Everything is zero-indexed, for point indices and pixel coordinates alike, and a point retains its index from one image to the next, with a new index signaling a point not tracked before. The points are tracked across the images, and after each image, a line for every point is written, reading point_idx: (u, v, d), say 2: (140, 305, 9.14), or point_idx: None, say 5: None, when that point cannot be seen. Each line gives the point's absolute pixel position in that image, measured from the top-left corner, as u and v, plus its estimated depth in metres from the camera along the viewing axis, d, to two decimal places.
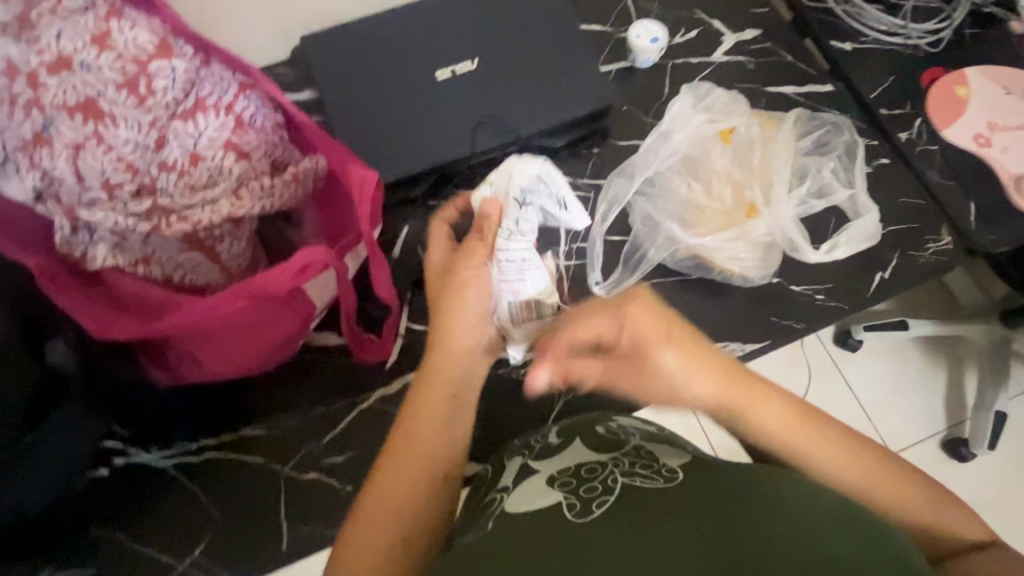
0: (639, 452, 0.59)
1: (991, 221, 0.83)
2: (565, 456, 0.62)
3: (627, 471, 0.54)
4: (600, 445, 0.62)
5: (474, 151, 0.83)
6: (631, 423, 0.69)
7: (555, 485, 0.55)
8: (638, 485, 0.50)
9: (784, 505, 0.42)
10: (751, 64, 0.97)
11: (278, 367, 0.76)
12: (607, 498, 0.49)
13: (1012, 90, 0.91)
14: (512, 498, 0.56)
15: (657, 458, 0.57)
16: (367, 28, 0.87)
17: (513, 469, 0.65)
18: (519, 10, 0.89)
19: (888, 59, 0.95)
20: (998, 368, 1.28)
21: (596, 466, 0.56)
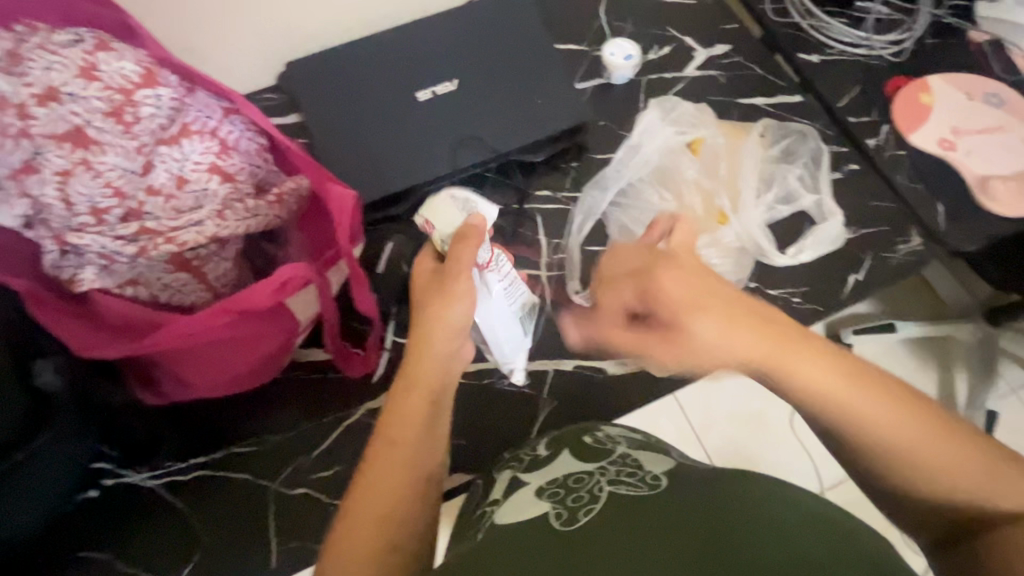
0: (626, 460, 0.60)
1: (959, 221, 0.86)
2: (554, 466, 0.63)
3: (614, 480, 0.55)
4: (588, 455, 0.63)
5: (455, 168, 0.86)
6: (619, 432, 0.70)
7: (544, 497, 0.56)
8: (623, 492, 0.52)
9: (757, 512, 0.43)
10: (722, 79, 1.00)
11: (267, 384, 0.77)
12: (593, 506, 0.50)
13: (974, 95, 0.95)
14: (501, 510, 0.57)
15: (643, 466, 0.58)
16: (347, 54, 0.90)
17: (504, 479, 0.66)
18: (494, 34, 0.92)
19: (854, 70, 0.98)
20: (986, 366, 1.29)
21: (583, 476, 0.57)
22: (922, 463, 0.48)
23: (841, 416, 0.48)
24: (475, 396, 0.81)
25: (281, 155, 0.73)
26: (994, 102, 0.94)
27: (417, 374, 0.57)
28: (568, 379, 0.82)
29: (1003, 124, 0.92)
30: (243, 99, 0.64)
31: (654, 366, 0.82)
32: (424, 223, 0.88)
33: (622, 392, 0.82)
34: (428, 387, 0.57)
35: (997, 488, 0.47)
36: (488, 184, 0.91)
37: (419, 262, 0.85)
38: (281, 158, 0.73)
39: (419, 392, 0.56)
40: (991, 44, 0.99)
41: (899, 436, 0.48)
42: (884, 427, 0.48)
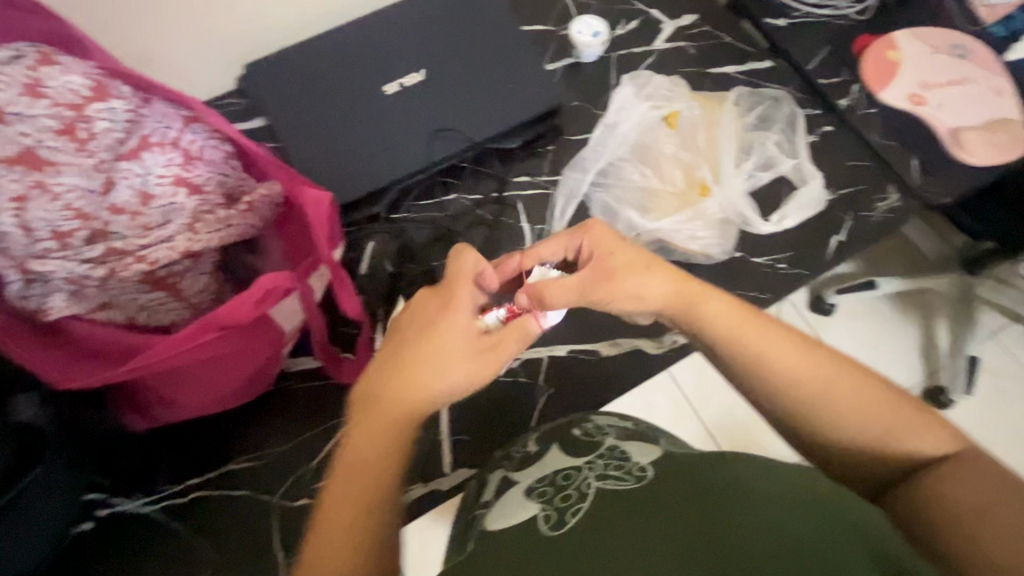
0: (614, 452, 0.58)
1: (934, 174, 0.87)
2: (545, 463, 0.61)
3: (602, 474, 0.53)
4: (577, 447, 0.62)
5: (432, 160, 0.83)
6: (609, 421, 0.69)
7: (532, 497, 0.55)
8: (613, 488, 0.49)
9: (747, 488, 0.44)
10: (692, 49, 0.99)
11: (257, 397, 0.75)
12: (581, 507, 0.48)
13: (939, 48, 0.96)
14: (491, 517, 0.55)
15: (630, 457, 0.56)
16: (308, 52, 0.88)
17: (495, 483, 0.65)
18: (458, 20, 0.90)
19: (821, 32, 0.99)
20: (965, 314, 1.32)
21: (571, 472, 0.55)
22: (853, 415, 0.51)
23: (760, 366, 0.53)
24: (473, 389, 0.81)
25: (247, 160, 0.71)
26: (958, 55, 0.96)
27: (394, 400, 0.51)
28: (564, 365, 0.82)
29: (968, 76, 0.94)
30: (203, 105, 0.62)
31: (647, 344, 0.82)
32: (406, 219, 0.86)
33: (620, 373, 0.82)
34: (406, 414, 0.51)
35: (903, 430, 0.51)
36: (467, 174, 0.89)
37: (404, 261, 0.83)
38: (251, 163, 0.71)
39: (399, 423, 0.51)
40: None
41: (827, 389, 0.51)
42: (788, 361, 0.52)
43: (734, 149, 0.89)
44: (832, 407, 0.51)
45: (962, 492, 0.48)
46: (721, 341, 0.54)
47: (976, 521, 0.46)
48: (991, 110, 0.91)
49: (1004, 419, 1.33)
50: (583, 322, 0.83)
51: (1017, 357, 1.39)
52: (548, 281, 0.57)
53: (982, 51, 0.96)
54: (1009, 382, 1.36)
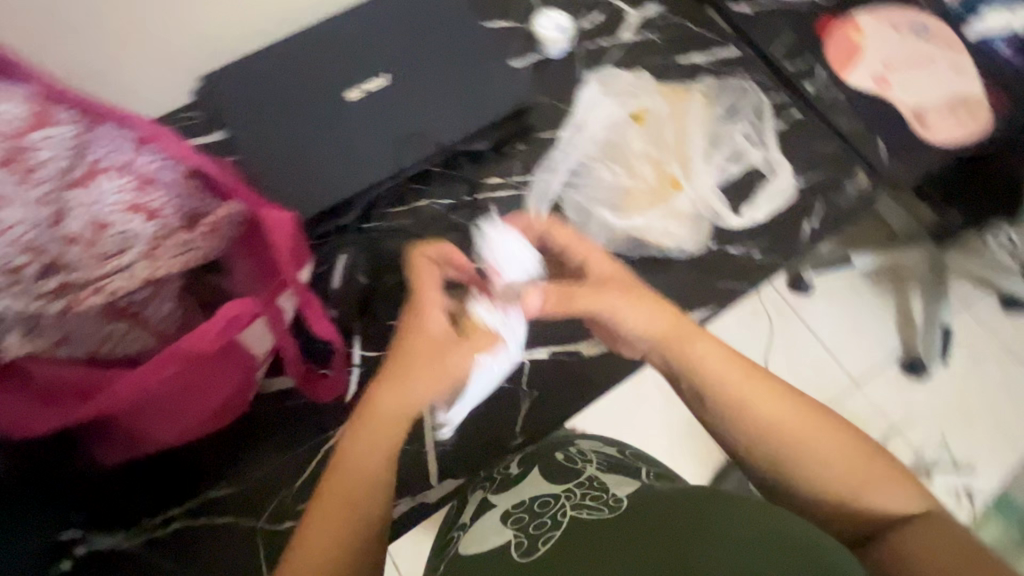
0: (593, 481, 0.61)
1: (900, 155, 0.88)
2: (521, 489, 0.66)
3: (577, 504, 0.56)
4: (556, 475, 0.66)
5: (401, 167, 0.82)
6: (592, 446, 0.75)
7: (509, 524, 0.59)
8: (585, 517, 0.52)
9: (727, 528, 0.43)
10: (658, 39, 0.98)
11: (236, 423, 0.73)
12: (552, 534, 0.52)
13: (900, 29, 0.97)
14: (466, 543, 0.60)
15: (608, 488, 0.59)
16: (265, 62, 0.85)
17: (474, 504, 0.70)
18: (419, 21, 0.88)
19: (785, 16, 0.98)
20: (937, 286, 1.35)
21: (549, 500, 0.60)
22: (821, 457, 0.56)
23: (739, 407, 0.58)
24: None
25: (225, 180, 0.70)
26: (919, 34, 0.96)
27: (380, 416, 0.58)
28: (545, 368, 0.81)
29: (930, 55, 0.95)
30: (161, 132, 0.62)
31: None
32: (378, 228, 0.84)
33: (598, 372, 0.81)
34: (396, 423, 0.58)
35: (875, 487, 0.54)
36: (438, 179, 0.87)
37: (378, 271, 0.81)
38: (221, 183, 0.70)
39: (384, 439, 0.58)
40: None
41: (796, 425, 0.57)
42: (767, 407, 0.58)
43: (707, 140, 0.92)
44: (800, 442, 0.56)
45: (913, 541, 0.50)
46: (708, 375, 0.59)
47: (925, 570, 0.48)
48: (952, 89, 0.92)
49: (978, 386, 1.37)
50: (562, 323, 0.82)
51: (990, 326, 1.42)
52: (575, 288, 0.64)
53: (942, 29, 0.97)
54: (982, 350, 1.40)
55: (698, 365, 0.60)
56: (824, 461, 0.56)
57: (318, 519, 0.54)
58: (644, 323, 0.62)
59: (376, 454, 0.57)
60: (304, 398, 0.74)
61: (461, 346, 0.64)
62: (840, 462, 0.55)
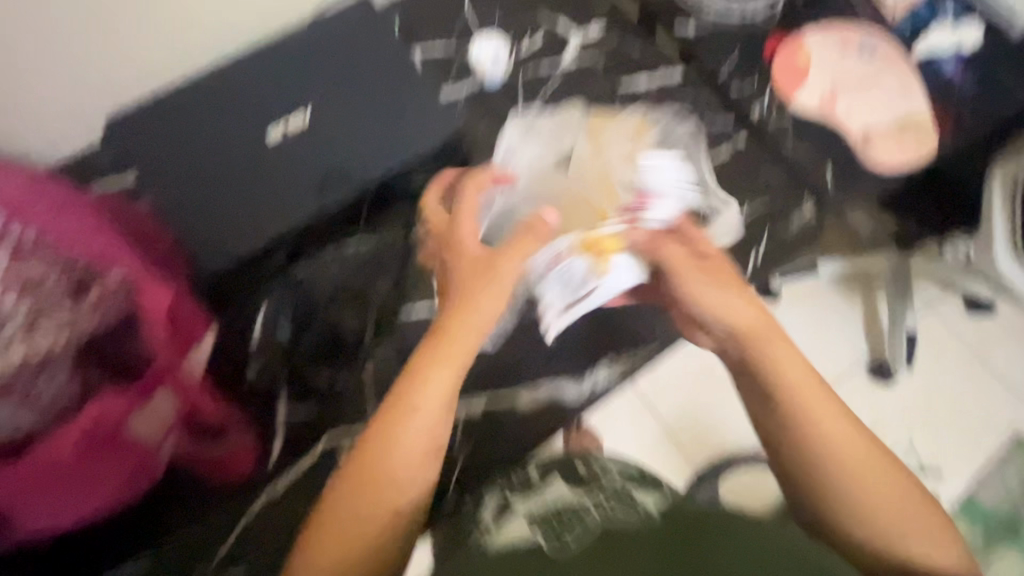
0: (617, 490, 0.56)
1: (849, 183, 0.86)
2: (544, 495, 0.58)
3: (603, 511, 0.53)
4: (574, 479, 0.59)
5: (324, 209, 0.76)
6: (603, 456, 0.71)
7: (534, 523, 0.54)
8: (615, 524, 0.50)
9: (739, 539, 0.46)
10: (600, 66, 0.96)
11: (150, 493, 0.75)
12: (578, 531, 0.50)
13: (848, 48, 0.94)
14: (498, 535, 0.54)
15: (631, 497, 0.55)
16: (179, 99, 0.80)
17: (473, 502, 0.64)
18: (344, 54, 0.83)
19: (731, 34, 0.95)
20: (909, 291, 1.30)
21: (570, 503, 0.55)
22: (879, 501, 0.49)
23: (822, 446, 0.51)
24: None
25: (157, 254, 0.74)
26: (867, 54, 0.94)
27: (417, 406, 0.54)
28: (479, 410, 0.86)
29: (876, 76, 0.93)
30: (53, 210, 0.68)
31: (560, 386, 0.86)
32: (304, 276, 0.79)
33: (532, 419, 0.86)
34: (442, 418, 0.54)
35: (942, 552, 0.48)
36: (367, 220, 0.82)
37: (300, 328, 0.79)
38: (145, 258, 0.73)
39: (424, 426, 0.53)
40: None
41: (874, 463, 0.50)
42: (840, 431, 0.51)
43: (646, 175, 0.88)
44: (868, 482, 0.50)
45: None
46: (782, 377, 0.54)
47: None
48: (898, 111, 0.90)
49: None
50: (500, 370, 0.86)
51: (948, 331, 1.19)
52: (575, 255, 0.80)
53: (889, 48, 0.95)
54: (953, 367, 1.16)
55: (771, 369, 0.55)
56: (888, 502, 0.49)
57: (338, 518, 0.50)
58: (727, 305, 0.63)
59: (419, 449, 0.53)
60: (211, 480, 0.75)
61: (482, 279, 0.66)
62: (918, 512, 0.49)
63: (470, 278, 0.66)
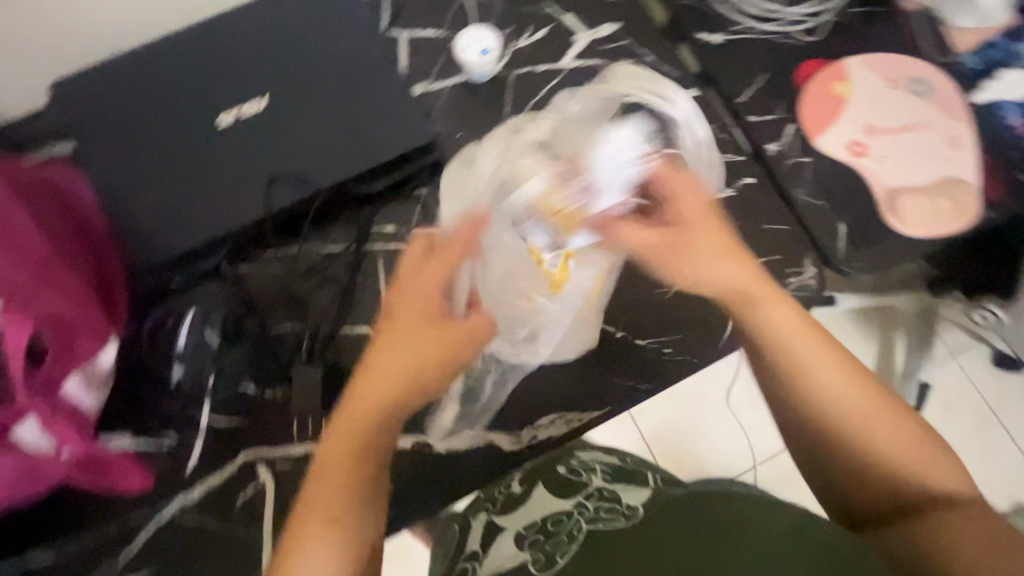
0: (602, 493, 0.63)
1: (859, 247, 0.76)
2: (529, 509, 0.64)
3: (591, 518, 0.58)
4: (560, 489, 0.65)
5: (270, 211, 0.71)
6: (594, 456, 0.71)
7: (523, 547, 0.58)
8: (601, 529, 0.56)
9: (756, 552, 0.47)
10: (606, 69, 0.84)
11: (28, 507, 0.67)
12: (569, 548, 0.55)
13: (896, 82, 0.81)
14: (486, 566, 0.58)
15: (619, 500, 0.61)
16: (133, 66, 0.74)
17: (479, 525, 0.65)
18: (317, 35, 0.76)
19: (760, 51, 0.83)
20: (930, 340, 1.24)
21: (561, 517, 0.60)
22: (876, 438, 0.50)
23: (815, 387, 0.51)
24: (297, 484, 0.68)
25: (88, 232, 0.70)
26: (919, 92, 0.80)
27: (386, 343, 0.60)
28: (406, 458, 0.70)
29: (925, 119, 0.79)
30: None
31: (504, 441, 0.71)
32: (247, 274, 0.74)
33: (478, 478, 0.71)
34: (407, 350, 0.59)
35: (931, 467, 0.49)
36: (313, 222, 0.75)
37: (230, 338, 0.71)
38: (68, 230, 0.69)
39: (377, 368, 0.58)
40: (924, 15, 0.84)
41: (853, 373, 0.52)
42: (831, 376, 0.51)
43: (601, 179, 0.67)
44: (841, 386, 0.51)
45: (944, 531, 0.45)
46: (779, 327, 0.54)
47: (951, 549, 0.44)
48: (941, 165, 0.78)
49: None
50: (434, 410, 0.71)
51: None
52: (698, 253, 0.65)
53: (947, 88, 0.81)
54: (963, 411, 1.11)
55: (764, 323, 0.55)
56: (891, 437, 0.50)
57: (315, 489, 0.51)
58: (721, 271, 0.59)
59: (381, 386, 0.58)
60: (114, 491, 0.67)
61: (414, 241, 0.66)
62: (896, 446, 0.49)
63: (413, 265, 0.64)
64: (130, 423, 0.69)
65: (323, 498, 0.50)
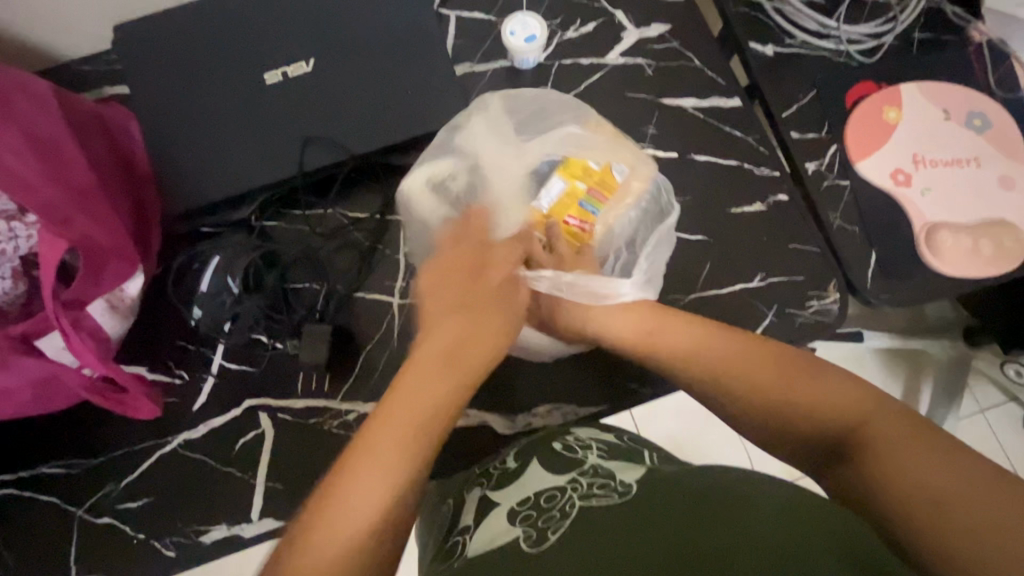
0: (597, 469, 0.60)
1: (890, 277, 0.73)
2: (525, 483, 0.61)
3: (585, 494, 0.55)
4: (557, 464, 0.62)
5: (302, 171, 0.73)
6: (590, 433, 0.69)
7: (515, 519, 0.56)
8: (595, 505, 0.52)
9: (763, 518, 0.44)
10: (649, 70, 0.83)
11: (54, 417, 0.71)
12: (563, 525, 0.51)
13: (952, 114, 0.78)
14: (474, 537, 0.56)
15: (614, 476, 0.58)
16: (191, 17, 0.77)
17: (473, 501, 0.63)
18: (370, 6, 0.78)
19: (811, 68, 0.81)
20: (954, 388, 1.22)
21: (555, 493, 0.57)
22: (823, 405, 0.53)
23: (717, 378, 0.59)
24: (295, 435, 0.71)
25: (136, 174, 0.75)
26: (975, 126, 0.77)
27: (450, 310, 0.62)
28: None
29: (977, 156, 0.76)
30: (48, 97, 0.67)
31: (498, 423, 0.72)
32: (274, 228, 0.77)
33: (474, 447, 0.72)
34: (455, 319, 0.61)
35: (852, 403, 0.52)
36: (342, 186, 0.78)
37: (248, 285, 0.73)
38: (113, 161, 0.73)
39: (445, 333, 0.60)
40: (991, 48, 0.80)
41: (749, 375, 0.57)
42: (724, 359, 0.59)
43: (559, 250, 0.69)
44: (769, 394, 0.56)
45: (932, 488, 0.44)
46: (660, 326, 0.64)
47: (940, 509, 0.43)
48: (987, 206, 0.74)
49: None
50: None
51: (1004, 445, 1.26)
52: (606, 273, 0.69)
53: (1005, 125, 0.77)
54: (975, 442, 1.26)
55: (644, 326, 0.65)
56: (821, 403, 0.53)
57: (364, 459, 0.49)
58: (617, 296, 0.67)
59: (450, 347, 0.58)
60: (128, 417, 0.70)
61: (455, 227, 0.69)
62: (829, 402, 0.53)
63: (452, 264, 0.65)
64: (150, 357, 0.73)
65: (368, 484, 0.48)
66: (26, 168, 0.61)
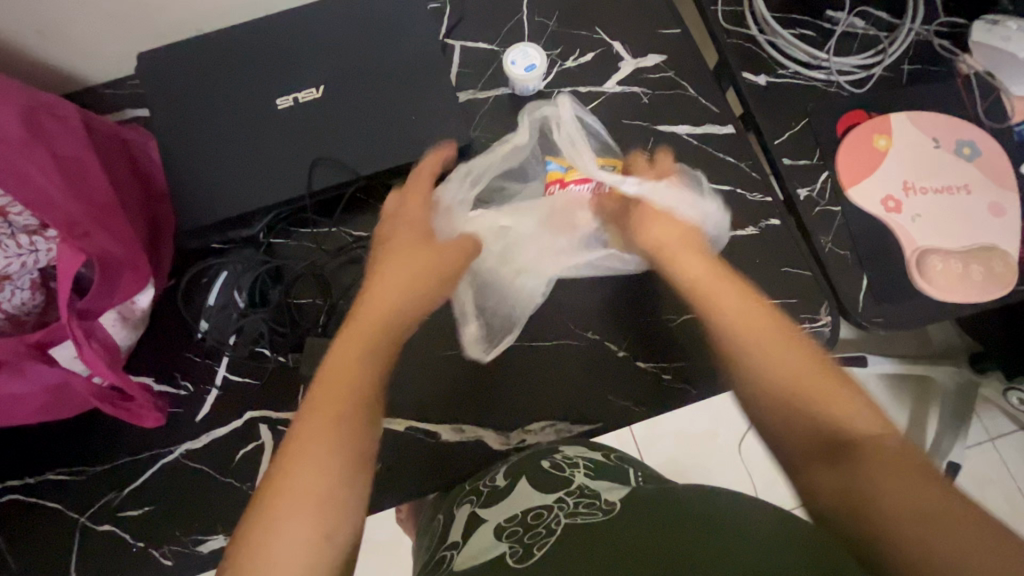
0: (584, 490, 0.61)
1: (882, 301, 0.74)
2: (515, 500, 0.62)
3: (571, 512, 0.56)
4: (547, 484, 0.63)
5: (309, 191, 0.76)
6: (577, 451, 0.71)
7: (502, 537, 0.57)
8: (580, 522, 0.53)
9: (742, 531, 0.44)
10: (645, 97, 0.86)
11: (64, 425, 0.73)
12: (547, 541, 0.52)
13: (943, 142, 0.79)
14: (463, 554, 0.58)
15: (600, 496, 0.59)
16: (210, 46, 0.81)
17: (462, 520, 0.65)
18: (378, 36, 0.82)
19: (803, 97, 0.83)
20: (960, 415, 1.21)
21: (542, 512, 0.58)
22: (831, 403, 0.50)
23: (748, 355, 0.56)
24: None
25: (153, 193, 0.79)
26: (965, 154, 0.79)
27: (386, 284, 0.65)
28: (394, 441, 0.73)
29: (967, 183, 0.77)
30: (75, 119, 0.71)
31: (493, 439, 0.73)
32: (280, 245, 0.80)
33: (467, 464, 0.73)
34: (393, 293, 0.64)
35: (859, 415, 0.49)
36: (346, 205, 0.81)
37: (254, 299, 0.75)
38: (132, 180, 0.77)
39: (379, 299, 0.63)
40: (981, 79, 0.82)
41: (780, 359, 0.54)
42: (752, 326, 0.57)
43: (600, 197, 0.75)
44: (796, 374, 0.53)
45: (910, 510, 0.40)
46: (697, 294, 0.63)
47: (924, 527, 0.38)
48: (979, 233, 0.75)
49: None
50: (428, 400, 0.74)
51: (1014, 474, 1.24)
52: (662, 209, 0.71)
53: (994, 154, 0.79)
54: (982, 471, 1.24)
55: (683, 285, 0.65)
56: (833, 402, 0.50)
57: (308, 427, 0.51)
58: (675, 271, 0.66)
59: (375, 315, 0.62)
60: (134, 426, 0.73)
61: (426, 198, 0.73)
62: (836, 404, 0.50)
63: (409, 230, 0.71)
64: (157, 369, 0.76)
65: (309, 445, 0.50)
66: (51, 186, 0.64)
